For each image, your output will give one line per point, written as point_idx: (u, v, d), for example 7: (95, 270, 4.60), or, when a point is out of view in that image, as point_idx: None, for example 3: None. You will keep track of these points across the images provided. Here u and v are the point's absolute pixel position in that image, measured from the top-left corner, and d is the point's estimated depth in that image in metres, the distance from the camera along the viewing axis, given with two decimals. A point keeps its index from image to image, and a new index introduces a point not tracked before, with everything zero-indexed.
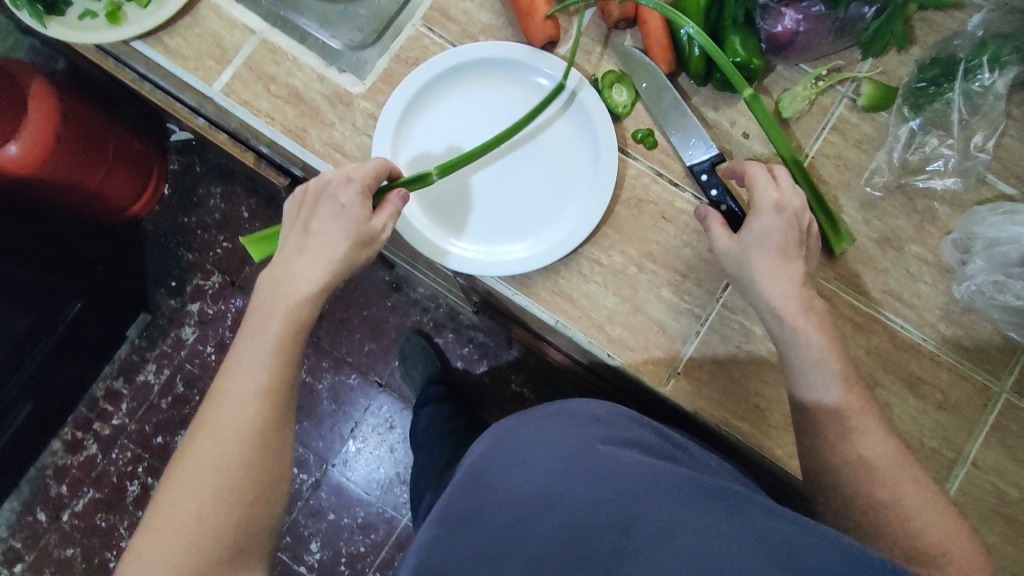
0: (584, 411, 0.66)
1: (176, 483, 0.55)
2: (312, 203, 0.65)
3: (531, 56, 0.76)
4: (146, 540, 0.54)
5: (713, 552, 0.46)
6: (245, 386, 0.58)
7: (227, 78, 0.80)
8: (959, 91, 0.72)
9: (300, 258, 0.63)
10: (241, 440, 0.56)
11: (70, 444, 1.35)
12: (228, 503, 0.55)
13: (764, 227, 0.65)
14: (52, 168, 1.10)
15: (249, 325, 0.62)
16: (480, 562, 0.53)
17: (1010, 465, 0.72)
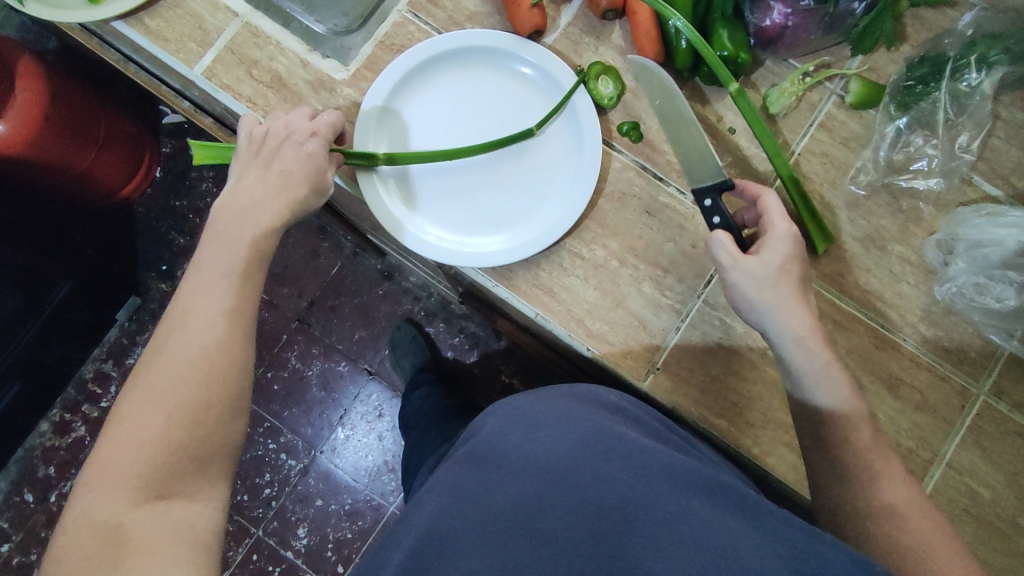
0: (593, 396, 0.64)
1: (135, 402, 0.52)
2: (270, 140, 0.68)
3: (515, 45, 0.76)
4: (100, 461, 0.50)
5: (725, 545, 0.46)
6: (209, 304, 0.56)
7: (209, 60, 0.79)
8: (946, 90, 0.72)
9: (256, 189, 0.64)
10: (207, 356, 0.54)
11: (58, 426, 1.35)
12: (192, 419, 0.52)
13: (782, 250, 0.62)
14: (43, 148, 1.08)
15: (212, 242, 0.61)
16: (484, 535, 0.51)
17: (985, 467, 0.72)
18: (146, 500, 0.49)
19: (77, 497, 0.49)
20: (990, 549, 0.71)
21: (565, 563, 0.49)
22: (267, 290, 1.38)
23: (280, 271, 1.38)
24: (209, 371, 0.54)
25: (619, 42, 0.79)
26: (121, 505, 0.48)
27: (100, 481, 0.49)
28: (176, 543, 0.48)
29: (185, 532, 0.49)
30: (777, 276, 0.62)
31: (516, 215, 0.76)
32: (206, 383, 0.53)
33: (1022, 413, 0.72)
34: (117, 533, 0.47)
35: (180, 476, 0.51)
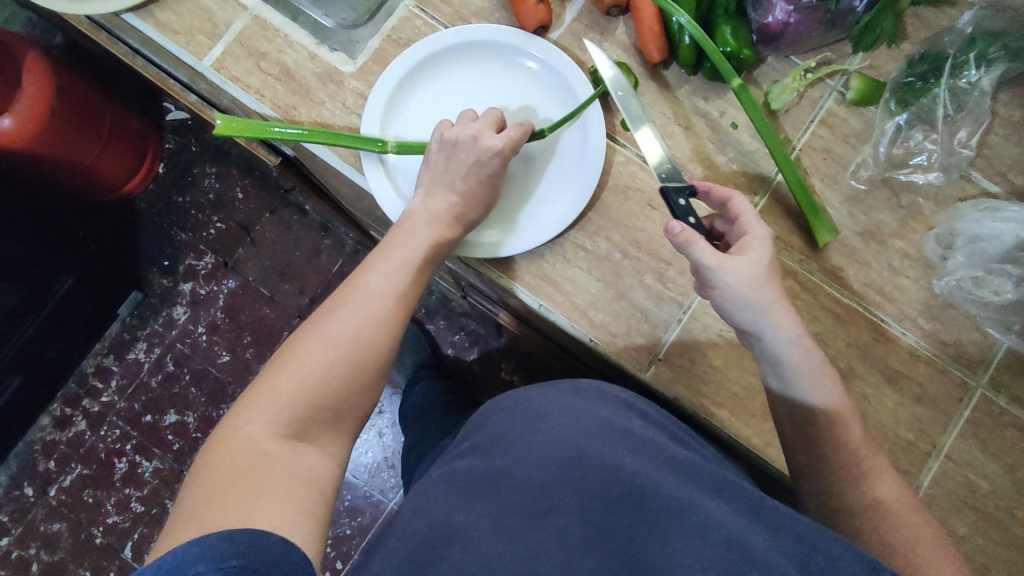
0: (600, 387, 0.65)
1: (311, 345, 0.58)
2: (461, 152, 0.72)
3: (520, 40, 0.76)
4: (261, 389, 0.55)
5: (736, 538, 0.45)
6: (384, 287, 0.63)
7: (218, 53, 0.80)
8: (945, 87, 0.73)
9: (441, 204, 0.71)
10: (382, 327, 0.61)
11: (59, 420, 1.36)
12: (353, 374, 0.58)
13: (766, 253, 0.63)
14: (47, 143, 1.08)
15: (403, 227, 0.69)
16: (495, 524, 0.51)
17: (982, 459, 0.73)
18: (286, 434, 0.53)
19: (234, 416, 0.54)
20: (987, 540, 0.72)
21: (577, 552, 0.48)
22: (270, 287, 1.39)
23: (283, 268, 1.39)
24: (377, 343, 0.60)
25: (623, 38, 0.80)
26: (262, 433, 0.52)
27: (257, 405, 0.54)
28: (286, 491, 0.50)
29: (298, 479, 0.51)
30: (763, 277, 0.62)
31: (523, 208, 0.77)
32: (372, 351, 0.60)
33: (1019, 406, 0.73)
34: (246, 456, 0.50)
35: (311, 424, 0.55)
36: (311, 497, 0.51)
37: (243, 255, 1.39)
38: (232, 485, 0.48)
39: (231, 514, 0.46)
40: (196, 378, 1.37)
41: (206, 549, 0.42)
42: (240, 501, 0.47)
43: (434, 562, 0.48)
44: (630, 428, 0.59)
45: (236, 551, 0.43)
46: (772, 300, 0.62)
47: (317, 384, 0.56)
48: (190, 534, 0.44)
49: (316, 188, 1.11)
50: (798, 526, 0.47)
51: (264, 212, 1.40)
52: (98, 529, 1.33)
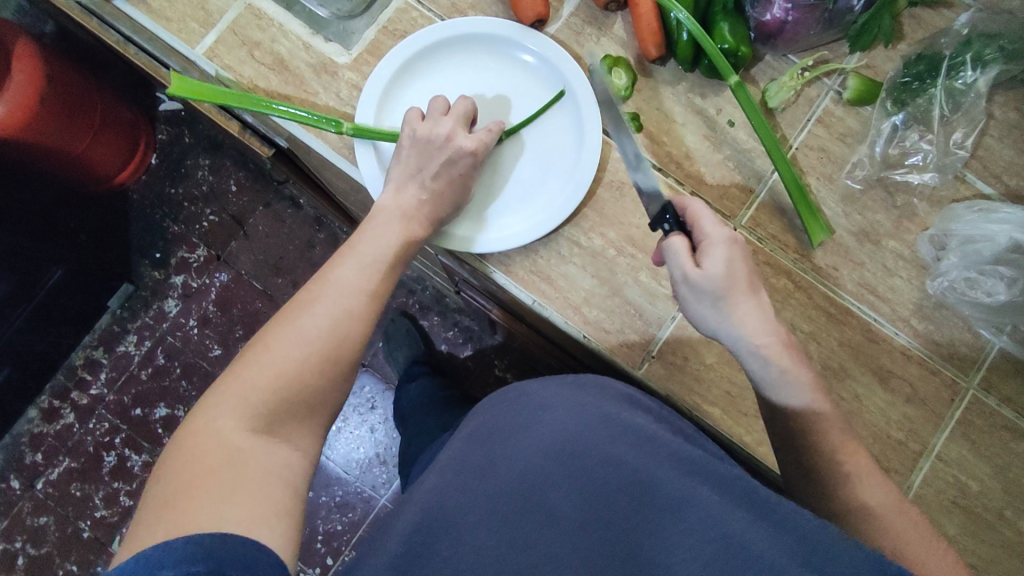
0: (602, 383, 0.63)
1: (281, 337, 0.57)
2: (433, 149, 0.72)
3: (517, 33, 0.76)
4: (232, 382, 0.55)
5: (734, 537, 0.46)
6: (360, 283, 0.63)
7: (211, 41, 0.79)
8: (942, 88, 0.73)
9: (411, 199, 0.71)
10: (356, 320, 0.60)
11: (47, 412, 1.34)
12: (325, 370, 0.57)
13: (728, 258, 0.63)
14: (38, 131, 1.07)
15: (373, 221, 0.69)
16: (493, 515, 0.51)
17: (973, 459, 0.73)
18: (254, 430, 0.53)
19: (200, 411, 0.53)
20: (976, 540, 0.73)
21: (572, 544, 0.50)
22: (263, 280, 1.37)
23: (276, 262, 1.38)
24: (350, 338, 0.60)
25: (621, 33, 0.79)
26: (231, 428, 0.52)
27: (227, 399, 0.53)
28: (253, 489, 0.49)
29: (267, 476, 0.51)
30: (721, 289, 0.62)
31: (509, 206, 0.77)
32: (344, 345, 0.59)
33: (1010, 408, 0.74)
34: (215, 452, 0.50)
35: (281, 419, 0.54)
36: (278, 494, 0.51)
37: (235, 249, 1.38)
38: (196, 486, 0.47)
39: (197, 514, 0.45)
40: (187, 372, 1.36)
41: (172, 553, 0.43)
42: (204, 503, 0.46)
43: (429, 555, 0.50)
44: (634, 418, 0.57)
45: (198, 556, 0.43)
46: (727, 304, 0.63)
47: (289, 378, 0.56)
48: (157, 537, 0.44)
49: (311, 181, 1.10)
50: (800, 520, 0.47)
51: (257, 205, 1.38)
52: (86, 522, 1.32)
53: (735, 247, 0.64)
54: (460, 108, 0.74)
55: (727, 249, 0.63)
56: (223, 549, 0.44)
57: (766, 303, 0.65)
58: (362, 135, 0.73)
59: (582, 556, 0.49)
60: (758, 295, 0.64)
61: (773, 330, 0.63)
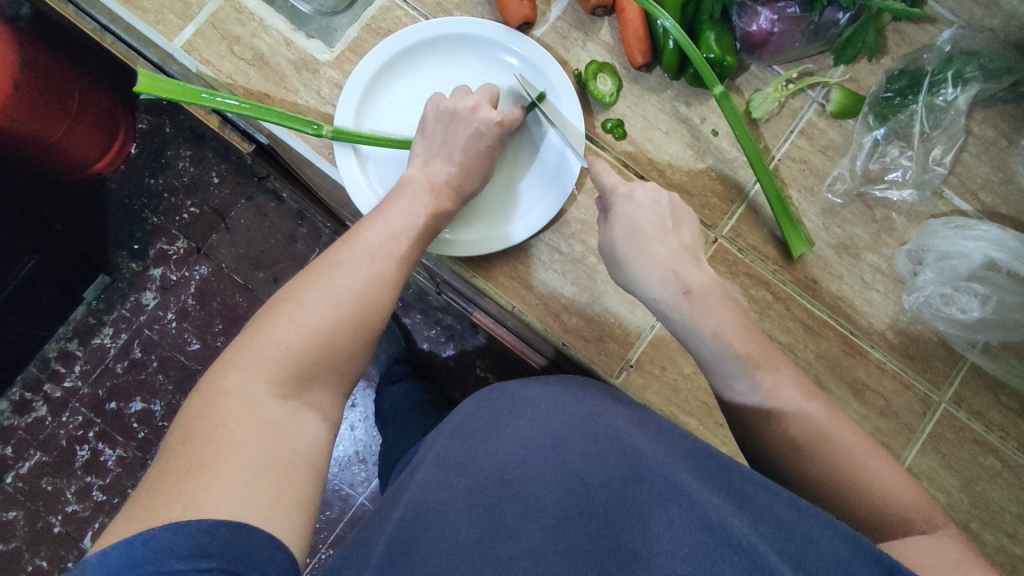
0: (587, 383, 0.64)
1: (311, 295, 0.56)
2: (459, 122, 0.72)
3: (502, 34, 0.75)
4: (261, 341, 0.53)
5: (717, 522, 0.45)
6: (387, 248, 0.62)
7: (189, 34, 0.78)
8: (923, 104, 0.74)
9: (440, 173, 0.70)
10: (384, 286, 0.60)
11: (17, 404, 1.31)
12: (354, 336, 0.57)
13: (627, 221, 0.66)
14: (9, 117, 1.03)
15: (402, 191, 0.68)
16: (472, 507, 0.50)
17: (943, 472, 0.74)
18: (282, 396, 0.51)
19: (227, 370, 0.51)
20: None
21: (554, 537, 0.48)
22: (244, 275, 1.35)
23: (257, 256, 1.35)
24: (379, 304, 0.59)
25: (607, 38, 0.79)
26: (261, 393, 0.50)
27: (257, 361, 0.52)
28: (273, 470, 0.47)
29: (291, 456, 0.49)
30: (620, 250, 0.67)
31: (501, 205, 0.76)
32: (375, 311, 0.58)
33: (979, 422, 0.75)
34: (241, 417, 0.48)
35: (308, 382, 0.53)
36: (303, 479, 0.49)
37: (216, 242, 1.35)
38: (217, 459, 0.45)
39: (218, 496, 0.43)
40: (164, 366, 1.33)
41: (183, 543, 0.40)
42: (223, 481, 0.44)
43: (410, 554, 0.47)
44: (614, 416, 0.58)
45: (212, 552, 0.40)
46: (631, 263, 0.66)
47: (321, 341, 0.54)
48: (175, 514, 0.42)
49: (293, 178, 1.08)
50: (782, 517, 0.47)
51: (239, 198, 1.36)
52: (57, 517, 1.29)
53: (627, 202, 0.67)
54: (485, 90, 0.74)
55: (618, 207, 0.67)
56: (237, 546, 0.41)
57: (676, 248, 0.65)
58: (343, 138, 0.72)
59: (563, 549, 0.47)
60: (661, 241, 0.66)
61: (675, 281, 0.64)
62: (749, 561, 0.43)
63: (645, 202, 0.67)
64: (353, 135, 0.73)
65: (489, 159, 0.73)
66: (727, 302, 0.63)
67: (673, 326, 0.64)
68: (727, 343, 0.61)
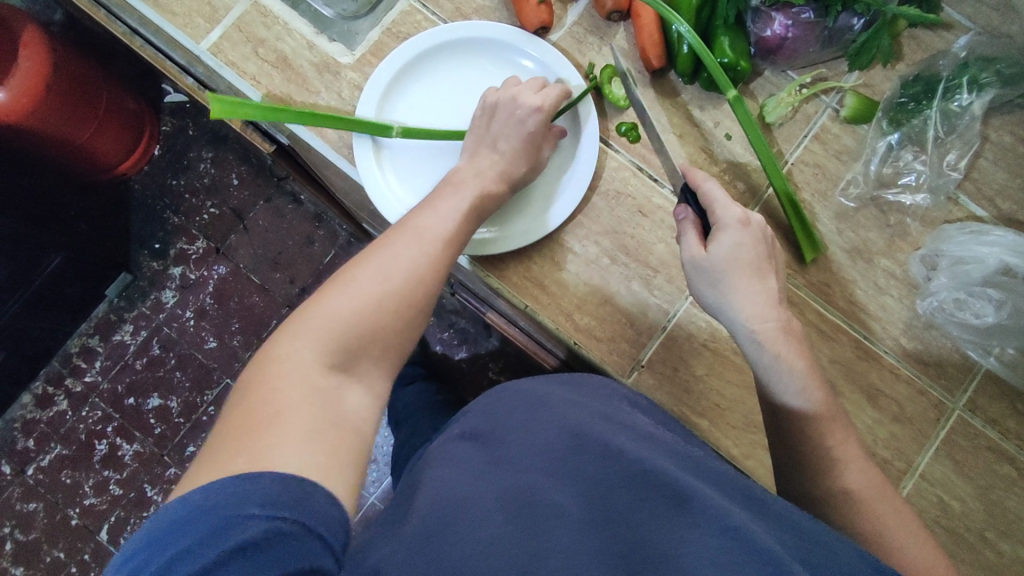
0: (595, 382, 0.66)
1: (362, 272, 0.57)
2: (503, 115, 0.74)
3: (517, 38, 0.77)
4: (313, 312, 0.54)
5: (739, 525, 0.45)
6: (433, 233, 0.63)
7: (216, 37, 0.80)
8: (937, 109, 0.74)
9: (485, 162, 0.72)
10: (429, 266, 0.60)
11: (40, 398, 1.35)
12: (400, 310, 0.57)
13: (733, 241, 0.64)
14: (40, 119, 1.07)
15: (452, 181, 0.70)
16: (498, 504, 0.49)
17: (957, 480, 0.74)
18: (332, 367, 0.52)
19: (283, 337, 0.52)
20: (958, 561, 0.73)
21: (583, 538, 0.47)
22: (262, 275, 1.38)
23: (275, 257, 1.38)
24: (425, 284, 0.59)
25: (622, 42, 0.80)
26: (312, 360, 0.51)
27: (311, 329, 0.52)
28: (326, 431, 0.48)
29: (341, 420, 0.50)
30: (722, 269, 0.65)
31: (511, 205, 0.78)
32: (420, 292, 0.59)
33: (995, 430, 0.74)
34: (292, 382, 0.49)
35: (357, 356, 0.54)
36: (352, 442, 0.50)
37: (235, 242, 1.38)
38: (274, 423, 0.46)
39: (276, 450, 0.45)
40: (182, 363, 1.36)
41: (257, 491, 0.41)
42: (280, 440, 0.45)
43: (442, 543, 0.46)
44: (629, 420, 0.59)
45: (286, 503, 0.42)
46: (727, 288, 0.65)
47: (370, 314, 0.55)
48: (240, 464, 0.43)
49: (313, 179, 1.10)
50: (801, 525, 0.48)
51: (258, 199, 1.39)
52: (75, 510, 1.32)
53: (740, 232, 0.65)
54: (533, 79, 0.76)
55: (729, 232, 0.65)
56: (304, 501, 0.43)
57: (773, 288, 0.65)
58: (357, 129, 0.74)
59: (592, 551, 0.46)
60: (764, 277, 0.65)
61: (776, 317, 0.64)
62: (771, 563, 0.42)
63: (756, 232, 0.65)
64: (380, 130, 0.75)
65: (532, 146, 0.74)
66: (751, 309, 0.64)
67: (754, 354, 0.64)
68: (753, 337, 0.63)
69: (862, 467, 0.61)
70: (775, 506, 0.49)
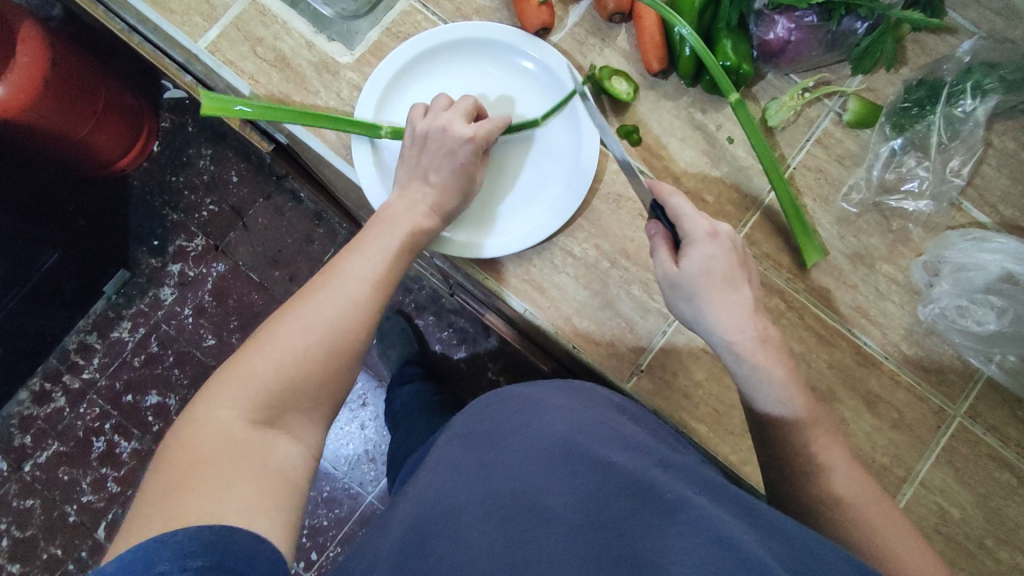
0: (592, 390, 0.65)
1: (283, 324, 0.56)
2: (432, 143, 0.71)
3: (518, 39, 0.76)
4: (234, 372, 0.53)
5: (728, 535, 0.44)
6: (362, 274, 0.62)
7: (214, 35, 0.79)
8: (941, 115, 0.73)
9: (418, 197, 0.70)
10: (357, 307, 0.59)
11: (37, 395, 1.34)
12: (325, 357, 0.56)
13: (702, 256, 0.63)
14: (40, 115, 1.07)
15: (380, 220, 0.68)
16: (484, 514, 0.51)
17: (956, 487, 0.73)
18: (255, 421, 0.51)
19: (202, 399, 0.51)
20: (957, 568, 0.72)
21: (567, 543, 0.47)
22: (260, 273, 1.37)
23: (273, 255, 1.37)
24: (354, 327, 0.58)
25: (624, 44, 0.80)
26: (233, 419, 0.50)
27: (231, 389, 0.52)
28: (254, 481, 0.48)
29: (267, 470, 0.49)
30: (694, 288, 0.64)
31: (510, 207, 0.77)
32: (349, 335, 0.58)
33: (995, 437, 0.74)
34: (216, 441, 0.49)
35: (283, 409, 0.53)
36: (280, 490, 0.49)
37: (234, 240, 1.37)
38: (196, 478, 0.46)
39: (200, 504, 0.44)
40: (180, 360, 1.36)
41: (172, 544, 0.41)
42: (209, 493, 0.45)
43: (424, 556, 0.48)
44: (625, 428, 0.59)
45: (199, 550, 0.41)
46: (702, 304, 0.64)
47: (291, 366, 0.54)
48: (160, 525, 0.43)
49: (312, 178, 1.10)
50: (795, 534, 0.47)
51: (257, 196, 1.38)
52: (72, 507, 1.32)
53: (710, 243, 0.64)
54: (462, 103, 0.73)
55: (699, 245, 0.64)
56: (223, 544, 0.42)
57: (747, 298, 0.65)
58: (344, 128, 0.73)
59: (579, 556, 0.46)
60: (737, 289, 0.64)
61: (751, 328, 0.63)
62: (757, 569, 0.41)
63: (723, 244, 0.64)
64: (368, 129, 0.74)
65: (465, 176, 0.72)
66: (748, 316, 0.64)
67: (739, 368, 0.63)
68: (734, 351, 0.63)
69: (862, 476, 0.60)
70: (768, 517, 0.49)
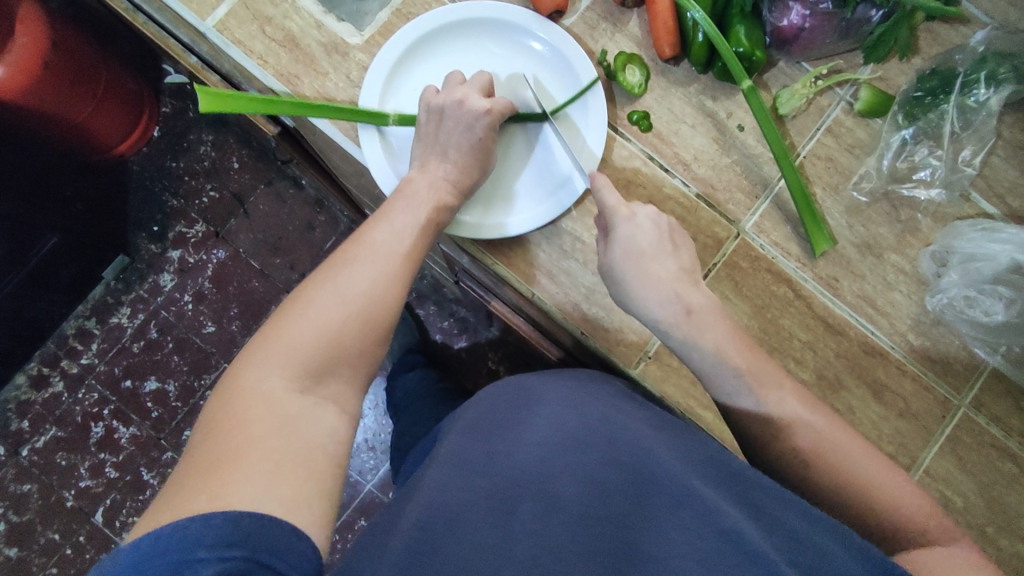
0: (599, 381, 0.65)
1: (319, 294, 0.56)
2: (448, 119, 0.71)
3: (527, 20, 0.75)
4: (275, 342, 0.53)
5: (732, 529, 0.46)
6: (388, 250, 0.62)
7: (222, 14, 0.78)
8: (954, 104, 0.73)
9: (438, 172, 0.70)
10: (388, 284, 0.59)
11: (35, 379, 1.33)
12: (362, 331, 0.56)
13: (627, 235, 0.68)
14: (40, 96, 1.05)
15: (403, 192, 0.68)
16: (490, 508, 0.50)
17: (960, 476, 0.74)
18: (299, 390, 0.51)
19: (245, 369, 0.51)
20: None
21: (573, 534, 0.48)
22: (261, 259, 1.36)
23: (274, 241, 1.37)
24: (386, 300, 0.59)
25: (635, 30, 0.79)
26: (277, 389, 0.50)
27: (271, 358, 0.52)
28: (293, 455, 0.48)
29: (307, 449, 0.49)
30: (623, 270, 0.68)
31: (523, 187, 0.77)
32: (383, 308, 0.58)
33: (999, 428, 0.74)
34: (258, 412, 0.49)
35: (323, 376, 0.53)
36: (320, 469, 0.49)
37: (235, 227, 1.36)
38: (238, 455, 0.46)
39: (237, 488, 0.44)
40: (179, 347, 1.35)
41: (208, 533, 0.41)
42: (245, 475, 0.45)
43: (431, 554, 0.47)
44: (630, 419, 0.59)
45: (236, 541, 0.41)
46: (633, 282, 0.67)
47: (329, 339, 0.54)
48: (200, 502, 0.43)
49: (316, 164, 1.09)
50: (797, 527, 0.48)
51: (259, 183, 1.37)
52: (70, 492, 1.31)
53: (630, 224, 0.68)
54: (476, 81, 0.73)
55: (620, 228, 0.68)
56: (261, 537, 0.42)
57: (673, 269, 0.67)
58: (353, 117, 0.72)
59: (579, 551, 0.47)
60: (661, 262, 0.67)
61: (676, 301, 0.66)
62: (762, 563, 0.43)
63: (646, 223, 0.68)
64: (377, 117, 0.73)
65: (484, 151, 0.72)
66: (717, 314, 0.66)
67: (672, 344, 0.66)
68: (719, 353, 0.63)
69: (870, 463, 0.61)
70: (774, 512, 0.50)
